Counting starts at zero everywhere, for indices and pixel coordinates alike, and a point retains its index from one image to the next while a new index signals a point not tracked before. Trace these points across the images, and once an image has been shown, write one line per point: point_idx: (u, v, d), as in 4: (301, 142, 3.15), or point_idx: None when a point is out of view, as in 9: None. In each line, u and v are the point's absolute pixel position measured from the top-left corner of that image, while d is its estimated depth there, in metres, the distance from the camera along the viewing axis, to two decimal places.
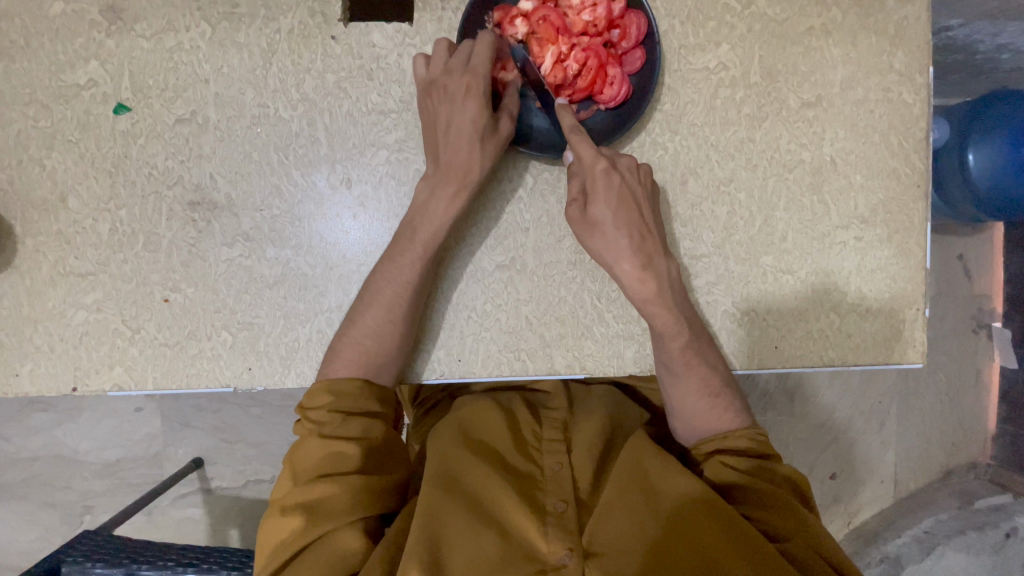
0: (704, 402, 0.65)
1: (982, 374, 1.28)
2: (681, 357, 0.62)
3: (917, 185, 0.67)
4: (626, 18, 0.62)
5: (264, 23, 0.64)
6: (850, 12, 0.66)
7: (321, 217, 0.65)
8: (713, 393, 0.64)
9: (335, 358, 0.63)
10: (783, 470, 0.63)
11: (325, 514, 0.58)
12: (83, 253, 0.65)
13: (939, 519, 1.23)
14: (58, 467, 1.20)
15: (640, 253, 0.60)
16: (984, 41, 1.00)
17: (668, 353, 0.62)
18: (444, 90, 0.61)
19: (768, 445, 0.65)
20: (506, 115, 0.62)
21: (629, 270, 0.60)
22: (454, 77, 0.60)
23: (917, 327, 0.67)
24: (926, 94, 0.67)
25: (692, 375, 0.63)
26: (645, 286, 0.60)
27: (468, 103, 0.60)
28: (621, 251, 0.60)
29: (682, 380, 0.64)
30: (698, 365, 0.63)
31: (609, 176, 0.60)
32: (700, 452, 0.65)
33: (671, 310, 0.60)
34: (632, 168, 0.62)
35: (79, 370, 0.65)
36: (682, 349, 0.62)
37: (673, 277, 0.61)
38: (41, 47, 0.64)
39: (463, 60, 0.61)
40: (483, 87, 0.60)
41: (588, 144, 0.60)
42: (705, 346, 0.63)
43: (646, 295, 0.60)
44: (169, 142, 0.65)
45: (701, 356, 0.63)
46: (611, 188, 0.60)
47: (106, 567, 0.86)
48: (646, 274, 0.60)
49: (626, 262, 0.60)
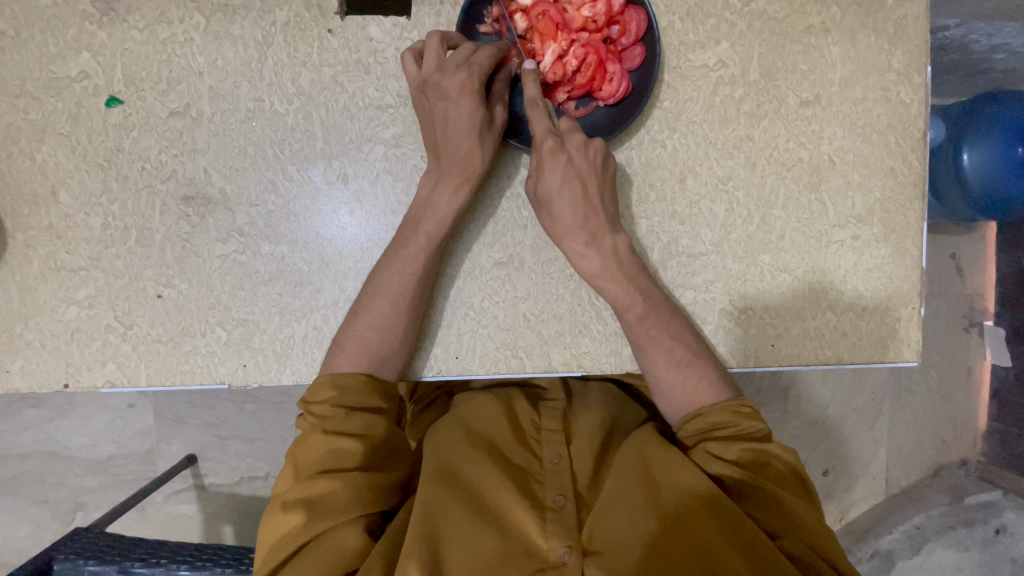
0: (675, 372, 0.64)
1: (973, 372, 1.29)
2: (642, 329, 0.62)
3: (914, 184, 0.67)
4: (626, 14, 0.61)
5: (260, 15, 0.63)
6: (849, 10, 0.66)
7: (317, 212, 0.64)
8: (681, 363, 0.63)
9: (339, 352, 0.63)
10: (773, 452, 0.62)
11: (326, 511, 0.58)
12: (75, 248, 0.64)
13: (930, 515, 1.24)
14: (49, 463, 1.19)
15: (584, 230, 0.61)
16: (981, 41, 1.00)
17: (628, 325, 0.63)
18: (438, 87, 0.60)
19: (755, 420, 0.63)
20: (500, 103, 0.62)
21: (574, 246, 0.61)
22: (448, 74, 0.59)
23: (912, 327, 0.67)
24: (925, 93, 0.67)
25: (654, 346, 0.63)
26: (587, 261, 0.61)
27: (462, 100, 0.59)
28: (566, 229, 0.61)
29: (646, 351, 0.63)
30: (660, 334, 0.62)
31: (555, 155, 0.60)
32: (688, 436, 0.65)
33: (621, 283, 0.61)
34: (582, 145, 0.60)
35: (72, 367, 0.64)
36: (639, 319, 0.62)
37: (620, 251, 0.62)
38: (32, 38, 0.63)
39: (459, 58, 0.60)
40: (478, 85, 0.60)
41: (542, 121, 0.61)
42: (668, 316, 0.63)
43: (592, 271, 0.61)
44: (162, 135, 0.64)
45: (662, 327, 0.62)
46: (556, 168, 0.60)
47: (100, 564, 0.85)
48: (590, 251, 0.61)
49: (571, 239, 0.61)
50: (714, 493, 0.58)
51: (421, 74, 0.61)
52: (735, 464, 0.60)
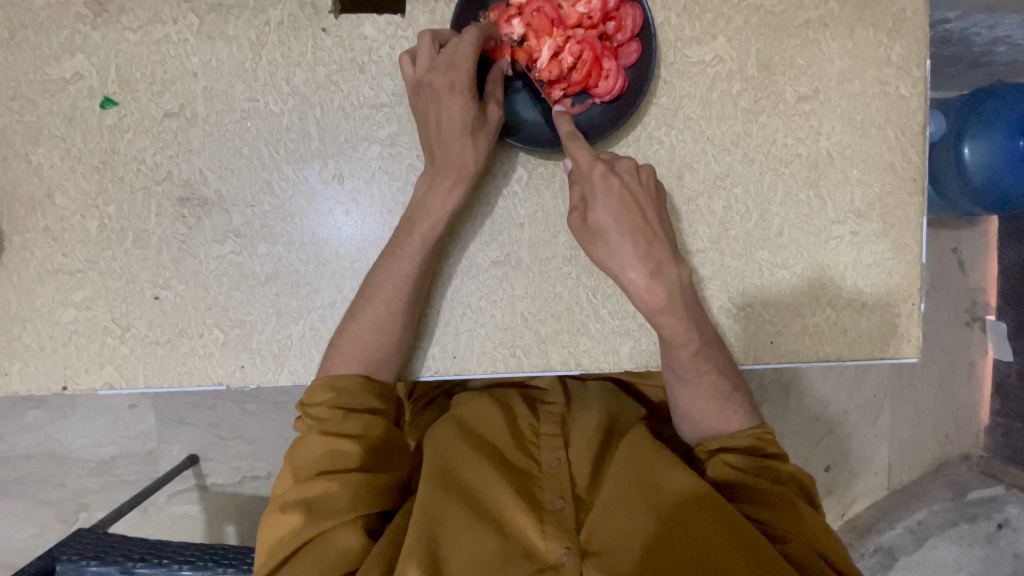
0: (713, 405, 0.64)
1: (976, 367, 1.29)
2: (693, 364, 0.62)
3: (913, 178, 0.67)
4: (622, 10, 0.61)
5: (254, 15, 0.63)
6: (847, 3, 0.65)
7: (313, 213, 0.64)
8: (723, 397, 0.64)
9: (336, 353, 0.63)
10: (785, 468, 0.63)
11: (324, 512, 0.57)
12: (72, 251, 0.64)
13: (932, 510, 1.23)
14: (51, 465, 1.19)
15: (647, 260, 0.58)
16: (981, 34, 1.00)
17: (679, 360, 0.62)
18: (429, 87, 0.60)
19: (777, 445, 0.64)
20: (493, 102, 0.61)
21: (637, 279, 0.58)
22: (438, 73, 0.59)
23: (912, 322, 0.67)
24: (924, 87, 0.66)
25: (703, 380, 0.63)
26: (653, 294, 0.57)
27: (453, 99, 0.59)
28: (626, 259, 0.58)
29: (691, 387, 0.63)
30: (710, 371, 0.62)
31: (608, 179, 0.59)
32: (704, 450, 0.65)
33: (681, 317, 0.59)
34: (633, 170, 0.61)
35: (69, 369, 0.64)
36: (693, 355, 0.61)
37: (684, 282, 0.59)
38: (25, 40, 0.62)
39: (447, 55, 0.59)
40: (468, 82, 0.59)
41: (586, 150, 0.60)
42: (718, 354, 0.63)
43: (655, 304, 0.58)
44: (157, 136, 0.63)
45: (712, 362, 0.62)
46: (610, 193, 0.59)
47: (101, 565, 0.86)
48: (655, 283, 0.58)
49: (633, 271, 0.58)
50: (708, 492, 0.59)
51: (416, 74, 0.61)
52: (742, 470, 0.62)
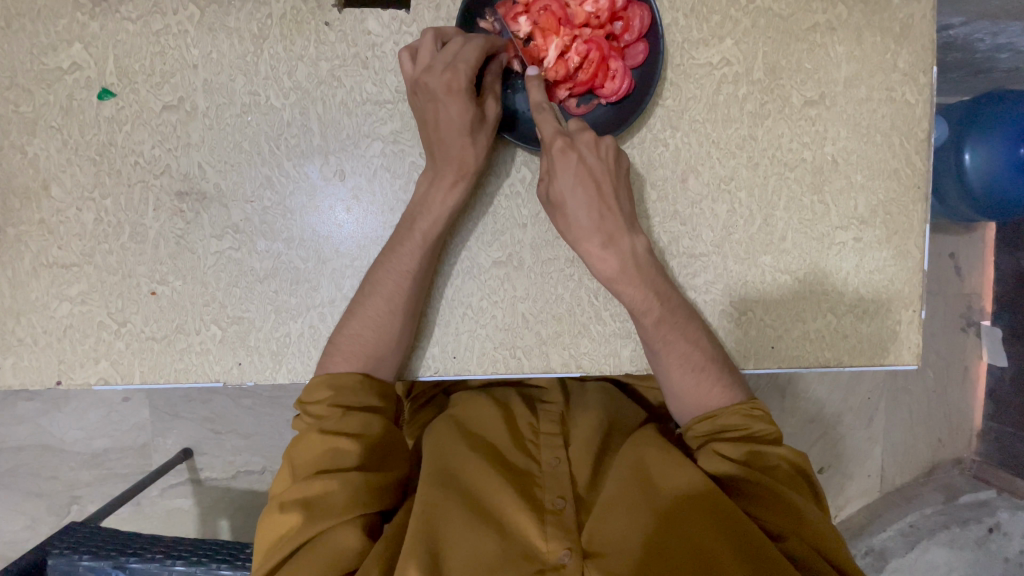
0: (689, 377, 0.64)
1: (970, 371, 1.30)
2: (659, 334, 0.62)
3: (917, 185, 0.66)
4: (629, 10, 0.61)
5: (256, 8, 0.62)
6: (855, 8, 0.65)
7: (313, 209, 0.64)
8: (697, 368, 0.63)
9: (335, 351, 0.62)
10: (778, 452, 0.62)
11: (325, 512, 0.57)
12: (67, 244, 0.63)
13: (924, 514, 1.24)
14: (43, 457, 1.18)
15: (600, 231, 0.59)
16: (984, 40, 0.99)
17: (644, 329, 0.62)
18: (426, 87, 0.58)
19: (767, 423, 0.63)
20: (491, 98, 0.61)
21: (591, 249, 0.60)
22: (435, 73, 0.58)
23: (912, 329, 0.67)
24: (930, 94, 0.66)
25: (670, 350, 0.62)
26: (605, 263, 0.59)
27: (451, 100, 0.58)
28: (582, 232, 0.60)
29: (661, 355, 0.63)
30: (676, 340, 0.62)
31: (567, 154, 0.59)
32: (695, 433, 0.64)
33: (641, 286, 0.60)
34: (593, 144, 0.60)
35: (64, 364, 0.63)
36: (656, 323, 0.61)
37: (638, 252, 0.60)
38: (22, 28, 0.61)
39: (445, 54, 0.58)
40: (466, 83, 0.58)
41: (551, 122, 0.60)
42: (687, 322, 0.62)
43: (610, 273, 0.60)
44: (156, 129, 0.62)
45: (679, 331, 0.62)
46: (568, 168, 0.59)
47: (94, 559, 0.85)
48: (608, 252, 0.59)
49: (588, 241, 0.59)
50: (713, 490, 0.59)
51: (415, 71, 0.60)
52: (739, 462, 0.60)
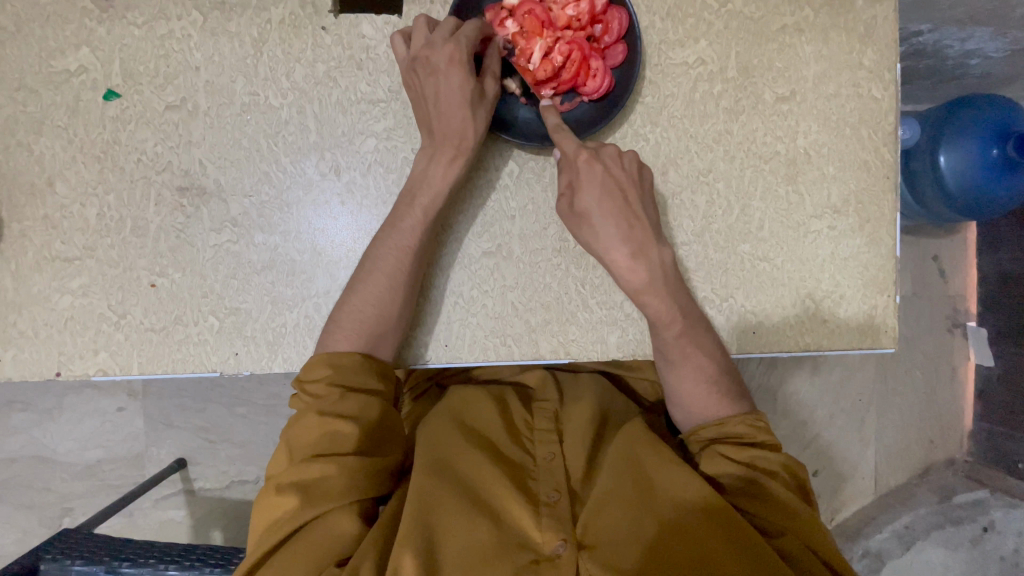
0: (702, 387, 0.67)
1: (957, 371, 1.31)
2: (677, 344, 0.64)
3: (887, 176, 0.70)
4: (608, 13, 0.64)
5: (256, 14, 0.65)
6: (821, 10, 0.69)
7: (309, 202, 0.66)
8: (710, 378, 0.66)
9: (335, 328, 0.64)
10: (778, 459, 0.63)
11: (320, 495, 0.58)
12: (70, 238, 0.65)
13: (917, 514, 1.26)
14: (36, 468, 1.18)
15: (630, 240, 0.62)
16: (953, 47, 1.04)
17: (663, 340, 0.64)
18: (428, 62, 0.62)
19: (769, 432, 0.65)
20: (489, 76, 0.64)
21: (619, 259, 0.62)
22: (437, 48, 0.61)
23: (888, 314, 0.70)
24: (895, 89, 0.70)
25: (687, 362, 0.65)
26: (635, 273, 0.62)
27: (452, 71, 0.61)
28: (611, 240, 0.62)
29: (680, 367, 0.66)
30: (694, 353, 0.65)
31: (591, 165, 0.63)
32: (699, 440, 0.66)
33: (666, 301, 0.62)
34: (615, 155, 0.64)
35: (64, 356, 0.65)
36: (677, 336, 0.64)
37: (666, 264, 0.63)
38: (32, 33, 0.64)
39: (443, 32, 0.62)
40: (466, 56, 0.62)
41: (571, 139, 0.63)
42: (703, 334, 0.65)
43: (638, 283, 0.62)
44: (158, 128, 0.65)
45: (696, 343, 0.65)
46: (594, 177, 0.63)
47: (86, 564, 0.85)
48: (636, 262, 0.62)
49: (616, 250, 0.62)
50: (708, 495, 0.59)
51: (411, 52, 0.63)
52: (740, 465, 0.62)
